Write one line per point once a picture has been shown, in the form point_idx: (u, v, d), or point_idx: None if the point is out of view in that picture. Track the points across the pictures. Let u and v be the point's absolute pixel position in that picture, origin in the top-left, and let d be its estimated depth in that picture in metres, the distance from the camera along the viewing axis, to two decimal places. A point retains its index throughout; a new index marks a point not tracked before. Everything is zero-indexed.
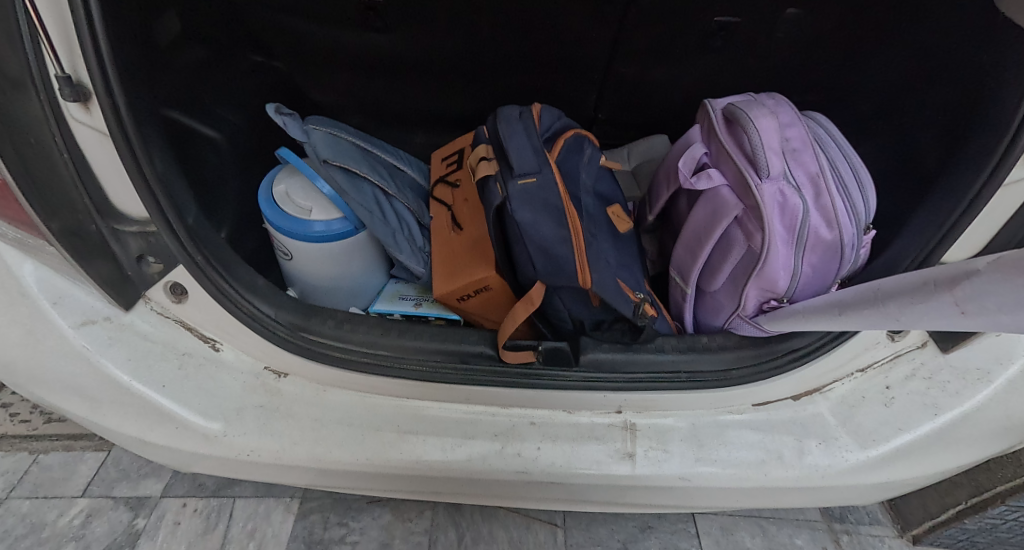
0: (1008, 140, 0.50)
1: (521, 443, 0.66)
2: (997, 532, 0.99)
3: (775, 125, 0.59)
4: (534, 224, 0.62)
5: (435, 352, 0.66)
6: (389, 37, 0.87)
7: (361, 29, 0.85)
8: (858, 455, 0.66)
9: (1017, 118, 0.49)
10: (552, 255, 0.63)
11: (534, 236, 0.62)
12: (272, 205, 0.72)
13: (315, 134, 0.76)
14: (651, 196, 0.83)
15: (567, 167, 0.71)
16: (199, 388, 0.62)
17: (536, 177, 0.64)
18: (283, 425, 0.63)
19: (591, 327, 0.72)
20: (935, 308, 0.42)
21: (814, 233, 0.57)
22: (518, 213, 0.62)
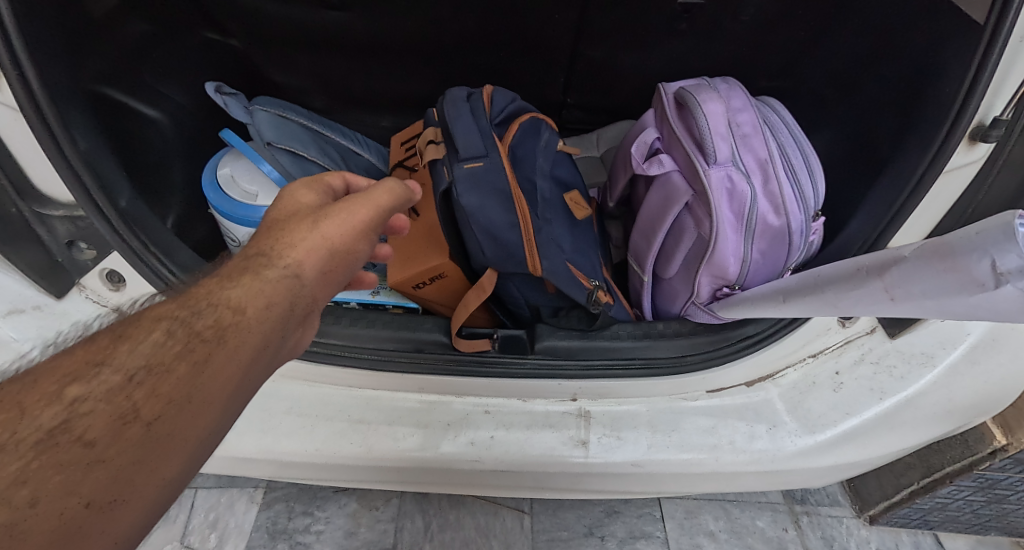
0: (942, 137, 0.52)
1: (473, 431, 0.65)
2: (947, 510, 1.03)
3: (723, 109, 0.57)
4: (482, 209, 0.61)
5: (389, 339, 0.65)
6: (347, 16, 0.84)
7: (317, 7, 0.82)
8: (806, 440, 0.67)
9: (951, 115, 0.51)
10: (502, 242, 0.62)
11: (482, 222, 0.61)
12: (217, 189, 0.70)
13: (258, 115, 0.73)
14: (612, 183, 0.82)
15: (521, 152, 0.69)
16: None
17: (485, 161, 0.63)
18: None
19: (548, 313, 0.72)
20: (869, 293, 0.42)
21: (761, 219, 0.57)
22: (465, 200, 0.61)
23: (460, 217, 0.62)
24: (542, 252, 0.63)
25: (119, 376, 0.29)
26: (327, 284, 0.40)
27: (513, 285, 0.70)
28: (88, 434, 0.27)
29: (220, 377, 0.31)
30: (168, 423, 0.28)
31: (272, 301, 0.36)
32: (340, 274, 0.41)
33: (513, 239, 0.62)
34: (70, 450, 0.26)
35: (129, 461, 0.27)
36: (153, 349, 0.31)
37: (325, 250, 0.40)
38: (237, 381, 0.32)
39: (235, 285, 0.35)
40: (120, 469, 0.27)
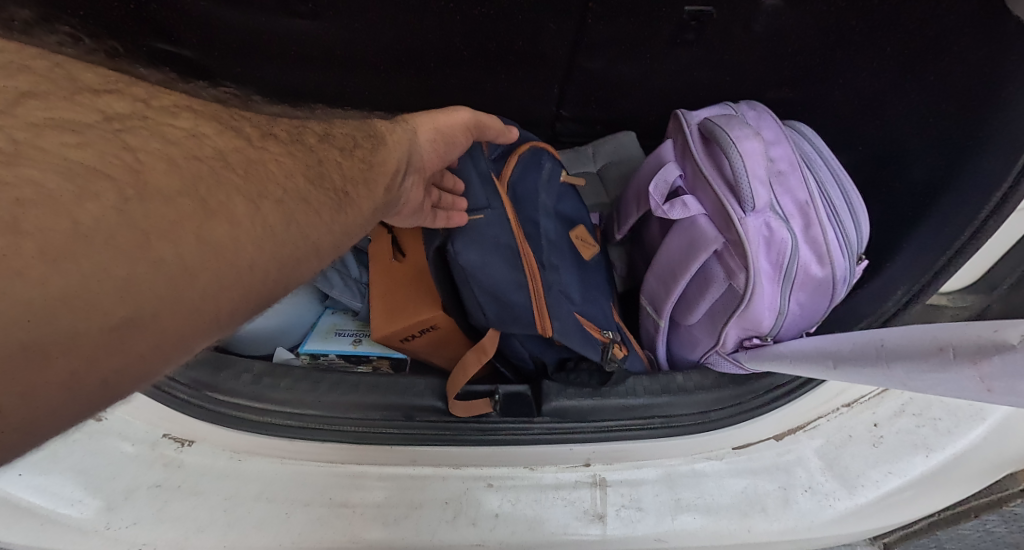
0: (1009, 183, 0.46)
1: (476, 511, 0.57)
2: (967, 539, 0.97)
3: (762, 148, 0.50)
4: (483, 267, 0.54)
5: (375, 408, 0.57)
6: (312, 24, 0.72)
7: (277, 14, 0.70)
8: (847, 503, 0.60)
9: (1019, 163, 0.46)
10: (507, 303, 0.56)
11: (485, 282, 0.55)
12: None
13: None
14: (618, 215, 0.75)
15: (520, 190, 0.62)
16: (72, 461, 0.50)
17: (486, 213, 0.57)
18: (187, 505, 0.52)
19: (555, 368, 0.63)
20: (955, 379, 0.36)
21: (802, 269, 0.50)
22: (462, 257, 0.55)
23: (456, 275, 0.56)
24: (550, 307, 0.57)
25: (338, 136, 0.44)
26: (439, 152, 0.55)
27: (516, 340, 0.62)
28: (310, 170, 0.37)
29: (361, 209, 0.41)
30: (362, 171, 0.43)
31: (409, 139, 0.50)
32: (450, 145, 0.56)
33: (517, 297, 0.56)
34: (320, 154, 0.39)
35: (349, 178, 0.41)
36: (350, 133, 0.45)
37: (451, 128, 0.55)
38: (367, 220, 0.42)
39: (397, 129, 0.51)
40: (340, 185, 0.39)
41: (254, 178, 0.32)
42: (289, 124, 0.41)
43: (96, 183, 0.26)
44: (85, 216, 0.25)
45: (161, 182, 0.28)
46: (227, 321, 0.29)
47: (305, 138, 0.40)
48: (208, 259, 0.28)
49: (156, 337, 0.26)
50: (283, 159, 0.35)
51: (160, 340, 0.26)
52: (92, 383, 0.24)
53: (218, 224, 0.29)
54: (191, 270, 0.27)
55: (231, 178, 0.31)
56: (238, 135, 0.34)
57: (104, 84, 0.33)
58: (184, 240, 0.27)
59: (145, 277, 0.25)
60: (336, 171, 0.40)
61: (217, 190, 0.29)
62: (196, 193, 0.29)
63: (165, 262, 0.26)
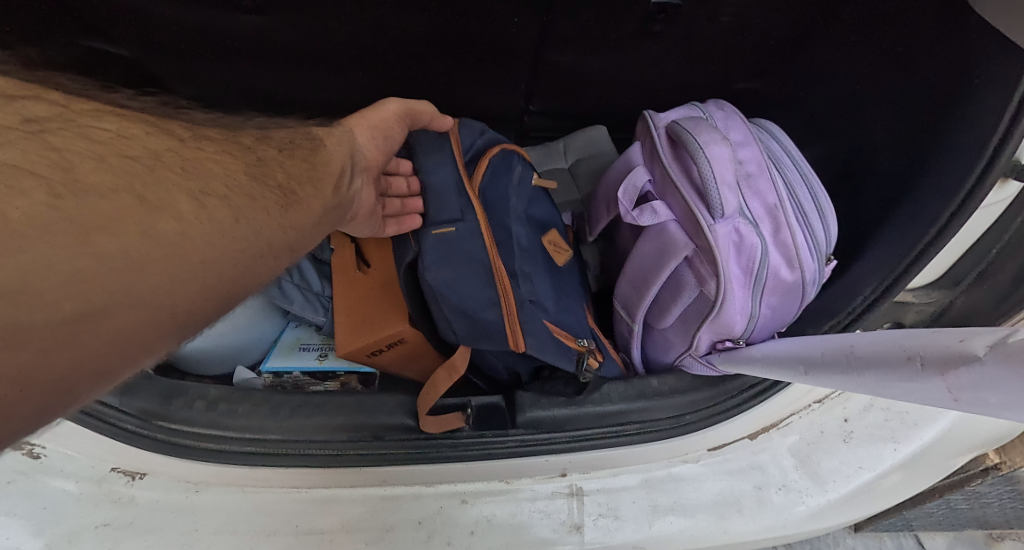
0: (973, 179, 0.45)
1: (451, 529, 0.56)
2: (933, 516, 1.00)
3: (729, 153, 0.49)
4: (452, 284, 0.53)
5: (341, 428, 0.54)
6: (260, 20, 0.67)
7: (220, 9, 0.65)
8: (819, 499, 0.61)
9: (982, 159, 0.44)
10: (479, 319, 0.55)
11: (455, 299, 0.54)
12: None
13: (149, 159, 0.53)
14: (588, 215, 0.73)
15: (491, 197, 0.60)
16: (9, 504, 0.47)
17: (455, 226, 0.55)
18: (141, 544, 0.49)
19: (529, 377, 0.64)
20: (924, 390, 0.35)
21: (773, 273, 0.49)
22: (430, 275, 0.54)
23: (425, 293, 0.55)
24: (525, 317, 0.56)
25: (275, 138, 0.46)
26: (382, 146, 0.57)
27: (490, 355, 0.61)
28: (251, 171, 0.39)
29: (310, 204, 0.42)
30: (306, 168, 0.45)
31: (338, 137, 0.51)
32: (387, 137, 0.57)
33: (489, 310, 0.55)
34: (262, 156, 0.42)
35: (294, 177, 0.42)
36: (288, 137, 0.48)
37: (385, 123, 0.57)
38: (317, 214, 0.43)
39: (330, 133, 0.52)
40: (284, 182, 0.41)
41: (191, 172, 0.35)
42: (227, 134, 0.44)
43: (29, 185, 0.28)
44: (16, 213, 0.27)
45: (95, 178, 0.30)
46: (184, 316, 0.32)
47: (243, 140, 0.43)
48: (155, 255, 0.30)
49: (108, 327, 0.28)
50: (218, 156, 0.38)
51: (112, 332, 0.29)
52: (49, 376, 0.27)
53: (159, 220, 0.31)
54: (138, 264, 0.30)
55: (170, 175, 0.34)
56: (172, 137, 0.38)
57: (14, 99, 0.32)
58: (126, 236, 0.30)
59: (88, 268, 0.28)
60: (278, 171, 0.42)
61: (156, 188, 0.32)
62: (132, 191, 0.31)
63: (105, 253, 0.29)
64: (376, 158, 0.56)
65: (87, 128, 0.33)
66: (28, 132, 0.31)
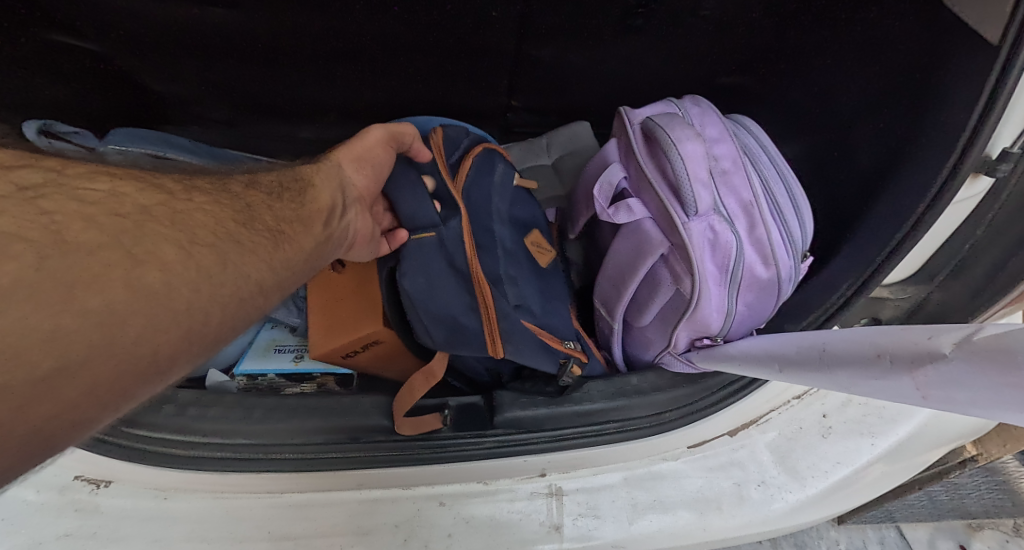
0: (944, 175, 0.45)
1: (429, 533, 0.54)
2: (914, 508, 1.01)
3: (702, 150, 0.48)
4: (430, 292, 0.54)
5: (317, 432, 0.54)
6: (231, 13, 0.66)
7: (189, 2, 0.64)
8: (797, 495, 0.61)
9: (952, 155, 0.44)
10: (459, 326, 0.55)
11: (433, 306, 0.54)
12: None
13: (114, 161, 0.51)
14: (570, 213, 0.73)
15: (473, 199, 0.59)
16: None
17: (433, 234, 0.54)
18: None
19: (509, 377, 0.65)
20: (894, 387, 0.35)
21: (747, 270, 0.49)
22: (409, 283, 0.54)
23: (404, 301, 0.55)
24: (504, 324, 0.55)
25: (267, 177, 0.44)
26: (370, 178, 0.54)
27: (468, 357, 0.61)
28: (237, 216, 0.37)
29: (302, 243, 0.41)
30: (297, 210, 0.43)
31: (327, 171, 0.50)
32: (381, 166, 0.55)
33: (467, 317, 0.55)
34: (248, 199, 0.39)
35: (281, 218, 0.41)
36: (280, 175, 0.45)
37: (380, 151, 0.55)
38: (311, 253, 0.42)
39: (320, 167, 0.50)
40: (274, 223, 0.39)
41: (181, 220, 0.33)
42: (212, 177, 0.40)
43: (9, 245, 0.25)
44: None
45: (79, 234, 0.28)
46: (167, 364, 0.30)
47: (234, 185, 0.40)
48: (142, 305, 0.28)
49: (89, 383, 0.26)
50: (208, 203, 0.36)
51: (93, 386, 0.27)
52: (19, 434, 0.25)
53: (147, 271, 0.29)
54: (118, 314, 0.27)
55: (157, 228, 0.31)
56: (159, 188, 0.34)
57: (6, 167, 0.30)
58: (112, 289, 0.27)
59: (68, 325, 0.26)
60: (266, 213, 0.40)
61: (144, 242, 0.30)
62: (120, 245, 0.29)
63: (89, 309, 0.26)
64: (368, 186, 0.54)
65: (76, 190, 0.30)
66: (13, 193, 0.28)
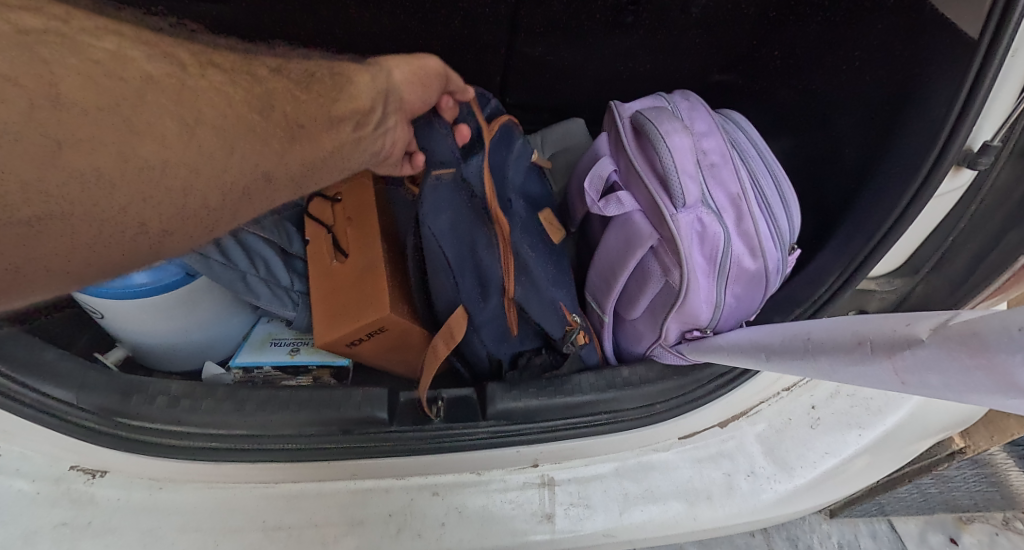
0: (929, 165, 0.45)
1: (421, 522, 0.56)
2: (904, 501, 1.02)
3: (689, 143, 0.49)
4: (449, 234, 0.57)
5: (309, 424, 0.54)
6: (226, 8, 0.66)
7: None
8: (785, 484, 0.62)
9: (937, 144, 0.45)
10: (480, 269, 0.59)
11: (452, 247, 0.57)
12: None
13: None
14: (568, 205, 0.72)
15: (496, 159, 0.61)
16: None
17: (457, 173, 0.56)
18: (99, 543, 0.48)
19: (508, 365, 0.64)
20: (874, 373, 0.36)
21: (735, 262, 0.50)
22: (431, 223, 0.56)
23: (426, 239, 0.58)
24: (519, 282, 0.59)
25: (294, 68, 0.42)
26: (417, 93, 0.51)
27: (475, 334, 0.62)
28: (254, 107, 0.36)
29: (319, 144, 0.40)
30: (322, 105, 0.41)
31: (362, 71, 0.46)
32: (428, 89, 0.52)
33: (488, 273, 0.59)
34: (271, 86, 0.38)
35: (306, 115, 0.39)
36: (309, 68, 0.43)
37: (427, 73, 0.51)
38: (327, 156, 0.41)
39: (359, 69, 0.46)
40: (294, 117, 0.38)
41: (189, 101, 0.33)
42: (235, 55, 0.39)
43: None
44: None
45: (75, 94, 0.29)
46: (152, 245, 0.33)
47: (257, 69, 0.38)
48: (133, 184, 0.30)
49: (65, 246, 0.29)
50: (224, 83, 0.35)
51: (71, 251, 0.30)
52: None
53: (146, 146, 0.31)
54: (103, 184, 0.29)
55: (162, 101, 0.31)
56: (172, 60, 0.33)
57: (8, 6, 0.29)
58: (102, 158, 0.29)
59: (48, 182, 0.28)
60: (288, 104, 0.38)
61: (145, 113, 0.31)
62: (120, 115, 0.30)
63: (78, 177, 0.29)
64: (410, 102, 0.51)
65: (77, 43, 0.30)
66: (11, 36, 0.28)
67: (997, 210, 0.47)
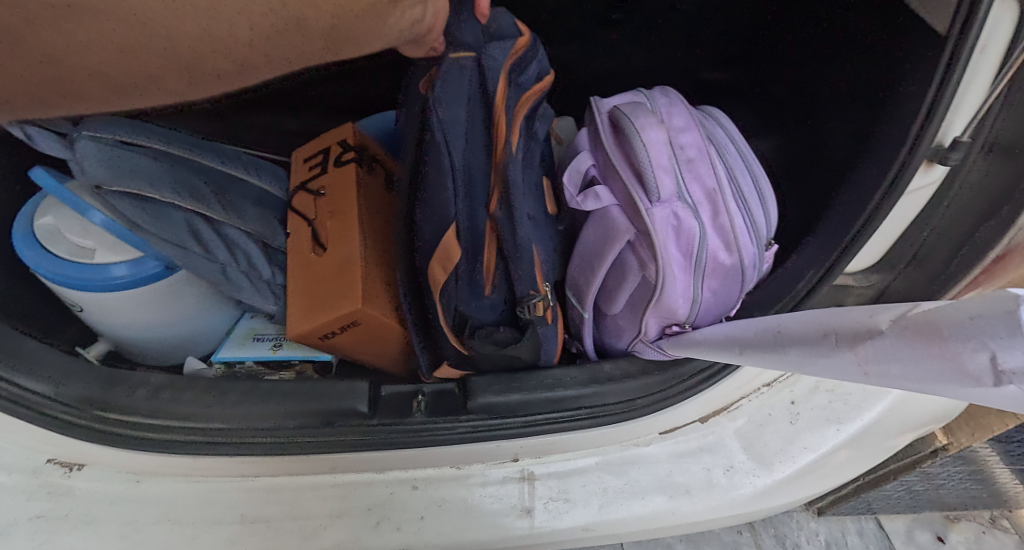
0: (900, 160, 0.46)
1: (400, 515, 0.56)
2: (890, 499, 1.02)
3: (664, 137, 0.50)
4: (449, 121, 0.51)
5: (289, 416, 0.54)
6: None
7: None
8: (764, 479, 0.62)
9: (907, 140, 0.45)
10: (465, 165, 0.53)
11: (446, 137, 0.51)
12: (35, 248, 0.54)
13: (81, 145, 0.53)
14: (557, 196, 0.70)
15: (520, 85, 0.57)
16: None
17: (474, 61, 0.51)
18: (76, 534, 0.48)
19: (471, 330, 0.60)
20: (839, 364, 0.36)
21: (712, 257, 0.50)
22: (443, 114, 0.51)
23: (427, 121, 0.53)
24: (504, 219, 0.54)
25: None
26: None
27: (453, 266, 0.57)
28: None
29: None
30: None
31: None
32: None
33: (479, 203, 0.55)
34: None
35: None
36: None
37: None
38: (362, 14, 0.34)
39: None
40: None
41: None
42: None
43: None
44: None
45: None
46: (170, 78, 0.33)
47: None
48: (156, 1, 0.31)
49: (95, 54, 0.32)
50: None
51: (105, 62, 0.32)
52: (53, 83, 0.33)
53: None
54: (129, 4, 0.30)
55: None
56: None
57: None
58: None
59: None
60: None
61: None
62: None
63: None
64: None
65: None
66: None
67: (971, 208, 0.47)
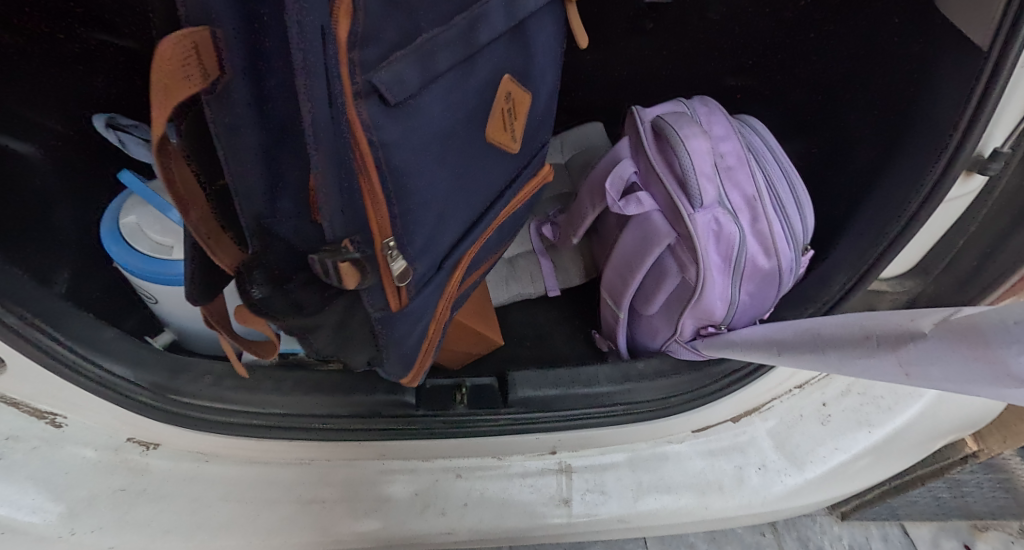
0: (936, 175, 0.47)
1: (445, 502, 0.60)
2: (916, 504, 1.02)
3: (707, 146, 0.52)
4: None
5: (339, 406, 0.57)
6: None
7: None
8: (796, 478, 0.64)
9: (942, 155, 0.47)
10: None
11: None
12: (120, 243, 0.59)
13: None
14: (571, 217, 0.73)
15: None
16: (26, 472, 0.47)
17: None
18: (149, 510, 0.52)
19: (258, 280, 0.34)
20: (880, 366, 0.38)
21: (751, 261, 0.52)
22: None
23: None
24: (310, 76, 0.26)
25: None
26: None
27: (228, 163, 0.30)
28: None
29: None
30: None
31: None
32: None
33: (274, 38, 0.26)
34: None
35: None
36: None
37: None
38: None
39: None
40: None
41: None
42: None
43: None
44: None
45: None
46: None
47: None
48: None
49: None
50: None
51: None
52: None
53: None
54: None
55: None
56: None
57: None
58: None
59: None
60: None
61: None
62: None
63: None
64: None
65: None
66: None
67: (1004, 212, 0.49)
